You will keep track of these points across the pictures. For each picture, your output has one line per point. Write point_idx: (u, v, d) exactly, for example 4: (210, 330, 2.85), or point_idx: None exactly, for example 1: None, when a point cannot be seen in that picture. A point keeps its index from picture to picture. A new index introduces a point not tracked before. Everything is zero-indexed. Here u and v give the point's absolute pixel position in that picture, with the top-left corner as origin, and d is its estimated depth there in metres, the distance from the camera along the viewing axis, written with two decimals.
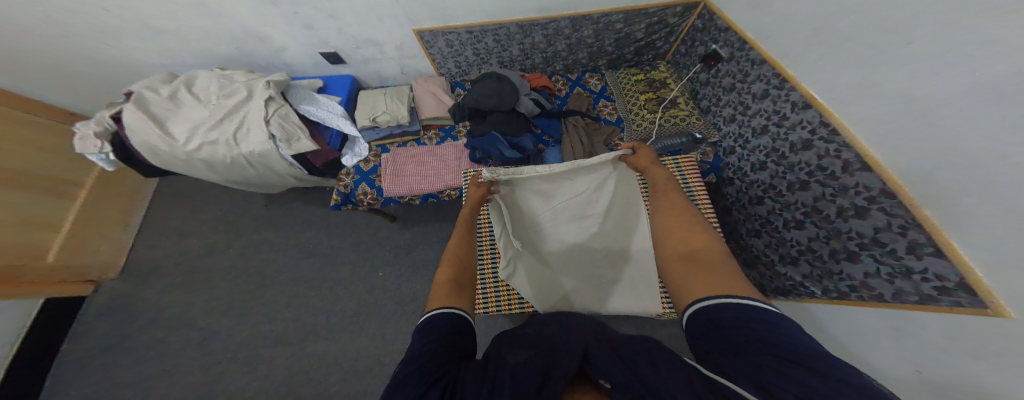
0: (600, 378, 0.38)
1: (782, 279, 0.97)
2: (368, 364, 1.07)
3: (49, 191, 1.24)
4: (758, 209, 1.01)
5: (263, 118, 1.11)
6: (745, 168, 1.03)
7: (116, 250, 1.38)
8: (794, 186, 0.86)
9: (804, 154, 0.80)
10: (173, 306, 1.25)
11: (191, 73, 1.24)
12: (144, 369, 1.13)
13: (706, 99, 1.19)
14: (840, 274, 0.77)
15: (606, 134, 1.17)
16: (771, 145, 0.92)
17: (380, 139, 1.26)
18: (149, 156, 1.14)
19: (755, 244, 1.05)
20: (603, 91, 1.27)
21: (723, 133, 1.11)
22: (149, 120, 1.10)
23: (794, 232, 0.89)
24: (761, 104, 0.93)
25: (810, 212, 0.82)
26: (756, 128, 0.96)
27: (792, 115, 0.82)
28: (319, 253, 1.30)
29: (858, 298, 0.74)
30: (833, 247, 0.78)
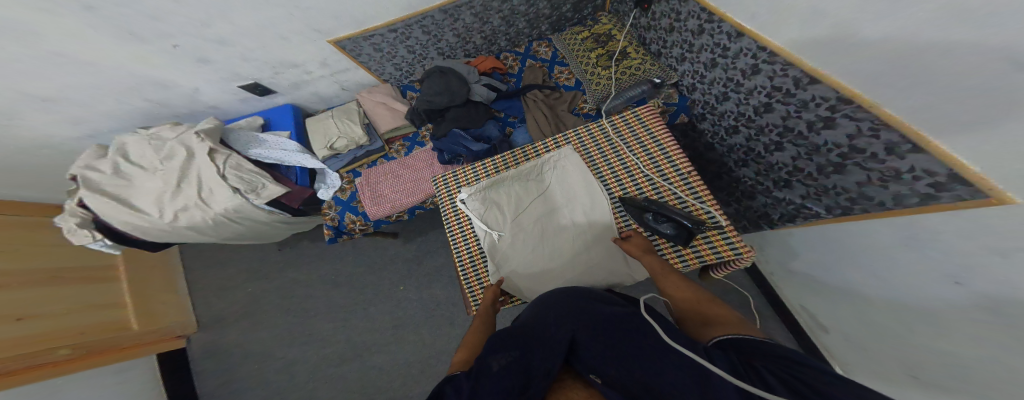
0: (590, 371, 0.43)
1: (783, 205, 0.81)
2: (418, 366, 1.24)
3: (100, 276, 1.39)
4: (736, 139, 0.86)
5: (218, 174, 1.01)
6: (711, 102, 0.89)
7: (180, 309, 1.59)
8: (759, 110, 0.74)
9: (755, 78, 0.71)
10: (250, 342, 1.48)
11: (116, 140, 1.12)
12: (256, 393, 1.40)
13: (654, 42, 1.04)
14: (832, 190, 0.66)
15: (568, 100, 1.01)
16: (723, 75, 0.80)
17: (345, 165, 1.15)
18: (141, 234, 1.11)
19: (746, 174, 0.89)
20: (555, 57, 1.08)
21: (681, 71, 0.96)
22: (112, 201, 1.04)
23: (778, 155, 0.76)
24: (700, 41, 0.84)
25: (784, 132, 0.70)
26: (705, 63, 0.85)
27: (731, 46, 0.74)
28: (342, 280, 1.41)
29: (860, 212, 0.62)
30: (818, 163, 0.66)
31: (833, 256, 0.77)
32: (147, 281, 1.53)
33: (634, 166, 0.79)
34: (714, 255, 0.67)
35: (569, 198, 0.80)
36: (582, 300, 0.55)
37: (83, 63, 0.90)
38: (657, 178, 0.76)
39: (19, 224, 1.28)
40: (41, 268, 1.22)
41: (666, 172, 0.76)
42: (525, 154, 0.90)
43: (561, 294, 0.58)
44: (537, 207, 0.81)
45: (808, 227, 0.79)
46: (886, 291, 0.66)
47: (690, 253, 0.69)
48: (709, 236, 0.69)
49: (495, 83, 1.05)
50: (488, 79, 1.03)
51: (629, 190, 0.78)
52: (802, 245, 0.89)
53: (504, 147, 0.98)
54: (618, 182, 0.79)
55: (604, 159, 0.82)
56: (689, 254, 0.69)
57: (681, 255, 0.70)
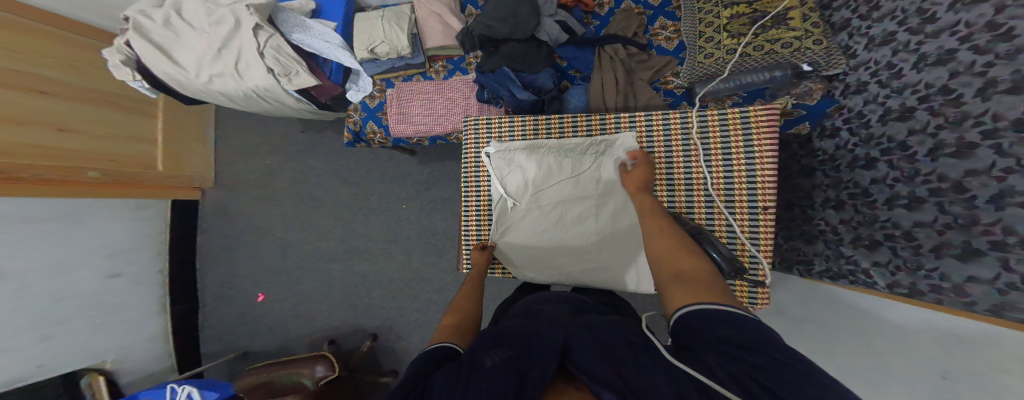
0: (581, 371, 0.38)
1: (841, 262, 0.75)
2: (396, 284, 1.29)
3: (132, 108, 1.45)
4: (862, 174, 0.71)
5: (257, 50, 0.99)
6: (873, 116, 0.70)
7: (205, 162, 1.68)
8: (945, 151, 0.54)
9: (995, 102, 0.47)
10: (257, 218, 1.58)
11: None
12: (250, 264, 1.57)
13: (844, 10, 0.78)
14: (926, 271, 0.56)
15: (660, 66, 0.94)
16: (941, 84, 0.55)
17: (381, 72, 1.10)
18: (177, 86, 1.15)
19: (827, 217, 0.80)
20: (664, 5, 0.98)
21: (857, 63, 0.74)
22: (156, 50, 1.05)
23: (898, 213, 0.62)
24: (965, 14, 0.52)
25: (945, 189, 0.54)
26: (928, 56, 0.58)
27: (1023, 34, 0.44)
28: (352, 181, 1.43)
29: (930, 301, 0.55)
30: (946, 240, 0.54)
31: (844, 321, 0.75)
32: (179, 126, 1.59)
33: (707, 179, 0.74)
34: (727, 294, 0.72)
35: (601, 190, 0.80)
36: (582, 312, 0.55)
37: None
38: (720, 202, 0.72)
39: (64, 42, 1.29)
40: (84, 90, 1.31)
41: (737, 199, 0.71)
42: (575, 123, 0.85)
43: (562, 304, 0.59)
44: (564, 186, 0.81)
45: (851, 291, 0.74)
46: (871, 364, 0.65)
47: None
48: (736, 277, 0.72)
49: (570, 24, 0.97)
50: (562, 16, 0.94)
51: (677, 204, 0.77)
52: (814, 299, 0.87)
53: (552, 107, 0.93)
54: (669, 191, 0.78)
55: (670, 161, 0.77)
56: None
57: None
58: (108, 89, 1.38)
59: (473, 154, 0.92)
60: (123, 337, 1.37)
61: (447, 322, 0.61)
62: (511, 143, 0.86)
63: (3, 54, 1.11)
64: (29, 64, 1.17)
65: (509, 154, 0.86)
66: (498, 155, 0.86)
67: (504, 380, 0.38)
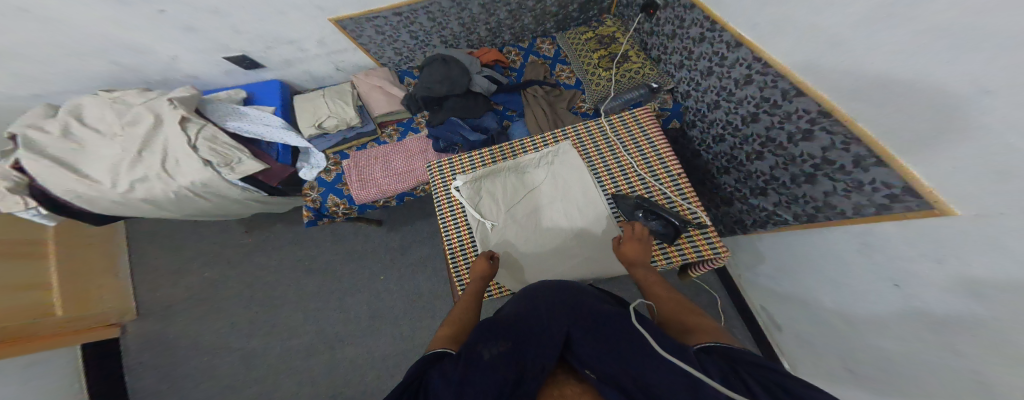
0: (584, 368, 0.47)
1: (758, 211, 0.94)
2: (394, 359, 1.19)
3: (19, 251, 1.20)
4: (721, 147, 0.97)
5: (187, 143, 0.93)
6: (702, 110, 0.98)
7: (120, 295, 1.40)
8: (746, 120, 0.84)
9: (748, 88, 0.79)
10: (202, 335, 1.34)
11: (74, 101, 1.01)
12: (194, 392, 1.26)
13: (656, 49, 1.11)
14: (802, 198, 0.77)
15: (568, 98, 1.07)
16: (715, 83, 0.89)
17: (333, 146, 1.10)
18: (85, 205, 0.99)
19: (727, 182, 1.02)
20: (558, 55, 1.13)
21: (677, 79, 1.05)
22: (55, 165, 0.92)
23: (757, 163, 0.86)
24: (699, 47, 0.91)
25: (766, 142, 0.80)
26: (700, 69, 0.93)
27: (729, 52, 0.81)
28: (317, 266, 1.33)
29: (824, 220, 0.73)
30: (792, 173, 0.77)
31: (803, 263, 0.86)
32: (84, 256, 1.35)
33: (632, 165, 0.88)
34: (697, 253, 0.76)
35: (564, 193, 0.87)
36: (576, 297, 0.60)
37: (49, 18, 0.82)
38: (650, 179, 0.85)
39: None
40: None
41: (660, 175, 0.86)
42: (523, 145, 0.97)
43: (557, 292, 0.63)
44: (530, 205, 0.87)
45: (778, 230, 0.92)
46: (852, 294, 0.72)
47: (675, 253, 0.77)
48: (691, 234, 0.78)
49: (497, 76, 1.07)
50: (488, 71, 1.04)
51: (623, 189, 0.86)
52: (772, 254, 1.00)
53: (501, 138, 1.02)
54: (613, 183, 0.87)
55: (601, 162, 0.90)
56: (674, 254, 0.78)
57: (665, 251, 0.78)
58: None
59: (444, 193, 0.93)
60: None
61: (445, 332, 0.64)
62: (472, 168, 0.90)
63: None
64: None
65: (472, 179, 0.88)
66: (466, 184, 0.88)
67: (504, 380, 0.44)
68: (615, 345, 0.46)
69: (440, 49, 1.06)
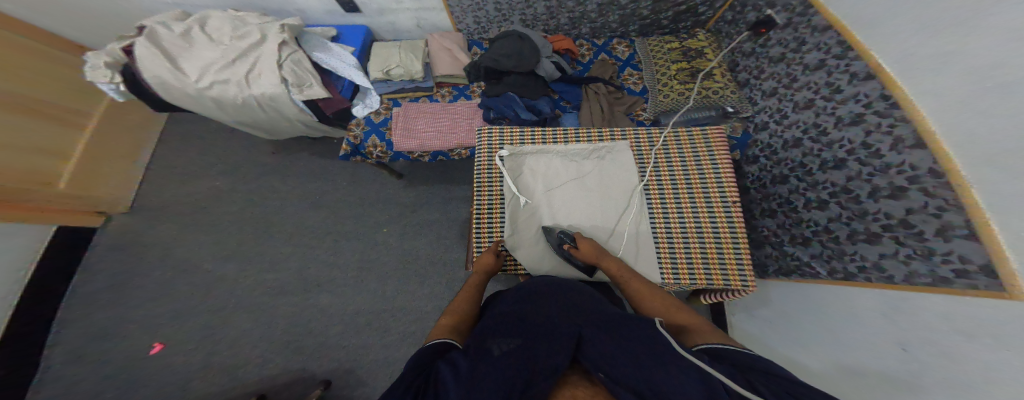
0: (596, 368, 0.45)
1: (788, 259, 0.92)
2: (366, 316, 1.12)
3: (66, 119, 1.28)
4: (780, 188, 0.95)
5: (276, 62, 1.04)
6: (776, 146, 0.97)
7: (127, 181, 1.41)
8: (829, 165, 0.79)
9: (851, 129, 0.73)
10: (180, 247, 1.30)
11: (202, 12, 1.15)
12: (153, 304, 1.22)
13: (745, 71, 1.11)
14: (850, 256, 0.74)
15: (628, 104, 1.18)
16: (813, 120, 0.84)
17: (390, 92, 1.19)
18: (161, 92, 1.08)
19: (765, 224, 1.00)
20: (630, 59, 1.25)
21: (758, 108, 1.05)
22: (160, 54, 1.03)
23: (815, 213, 0.83)
24: (812, 76, 0.84)
25: (838, 192, 0.76)
26: (800, 102, 0.88)
27: (848, 87, 0.73)
28: (324, 204, 1.31)
29: (863, 280, 0.71)
30: (853, 229, 0.74)
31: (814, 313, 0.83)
32: (113, 140, 1.41)
33: (688, 184, 0.95)
34: (724, 282, 0.85)
35: (604, 188, 0.95)
36: (585, 303, 0.61)
37: None
38: (702, 204, 0.92)
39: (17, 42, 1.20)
40: (13, 96, 1.14)
41: (714, 198, 0.92)
42: (578, 135, 1.03)
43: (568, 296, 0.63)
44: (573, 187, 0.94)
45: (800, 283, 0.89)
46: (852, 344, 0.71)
47: (702, 275, 0.87)
48: (725, 260, 0.87)
49: (562, 65, 1.20)
50: (557, 59, 1.17)
51: (666, 198, 0.94)
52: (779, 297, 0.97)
53: (552, 123, 1.13)
54: (660, 194, 0.94)
55: (655, 170, 0.97)
56: (700, 275, 0.87)
57: (693, 269, 0.88)
58: (51, 97, 1.25)
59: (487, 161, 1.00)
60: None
61: (445, 322, 0.64)
62: (517, 144, 1.00)
63: None
64: None
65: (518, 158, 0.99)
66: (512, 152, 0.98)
67: (514, 375, 0.43)
68: (628, 349, 0.46)
69: (518, 27, 1.18)
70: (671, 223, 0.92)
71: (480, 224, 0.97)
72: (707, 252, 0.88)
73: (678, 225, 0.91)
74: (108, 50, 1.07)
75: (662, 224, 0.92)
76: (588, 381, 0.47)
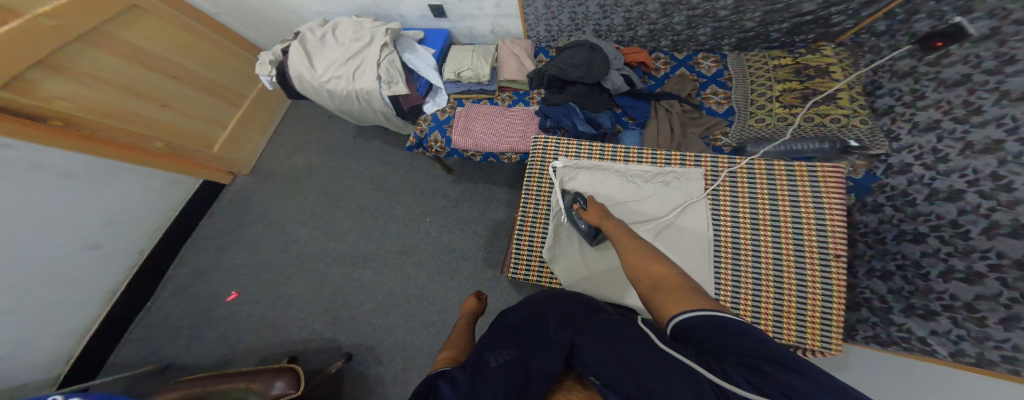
0: (586, 371, 0.39)
1: (888, 329, 0.69)
2: (395, 298, 1.18)
3: (230, 98, 1.69)
4: (911, 248, 0.70)
5: (377, 61, 1.21)
6: (916, 200, 0.72)
7: (252, 154, 1.78)
8: (1002, 230, 0.55)
9: None
10: (273, 208, 1.56)
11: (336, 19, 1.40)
12: (244, 250, 1.49)
13: (890, 96, 0.87)
14: (995, 342, 0.53)
15: (708, 126, 1.05)
16: (992, 170, 0.59)
17: (458, 92, 1.27)
18: (296, 82, 1.34)
19: (872, 286, 0.75)
20: (717, 75, 1.13)
21: (897, 147, 0.81)
22: (303, 53, 1.31)
23: (956, 285, 0.60)
24: (1011, 109, 0.59)
25: (1006, 265, 0.54)
26: (976, 143, 0.63)
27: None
28: (383, 187, 1.44)
29: (1005, 372, 0.51)
30: (1013, 312, 0.52)
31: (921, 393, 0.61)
32: (254, 117, 1.79)
33: (775, 223, 0.79)
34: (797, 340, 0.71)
35: (663, 215, 0.86)
36: (587, 310, 0.53)
37: None
38: (789, 250, 0.76)
39: (219, 44, 1.64)
40: (202, 78, 1.56)
41: (807, 242, 0.75)
42: (641, 154, 0.95)
43: (578, 303, 0.55)
44: (627, 210, 0.88)
45: (901, 357, 0.67)
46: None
47: (768, 324, 0.74)
48: (807, 317, 0.71)
49: (632, 78, 1.13)
50: (627, 71, 1.11)
51: (742, 237, 0.81)
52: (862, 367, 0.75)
53: (610, 140, 1.06)
54: (733, 228, 0.82)
55: (733, 204, 0.83)
56: (765, 322, 0.74)
57: (758, 314, 0.75)
58: (226, 82, 1.67)
59: (539, 169, 1.00)
60: (49, 315, 1.20)
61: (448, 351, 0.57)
62: (574, 157, 0.98)
63: (165, 46, 1.42)
64: (178, 55, 1.46)
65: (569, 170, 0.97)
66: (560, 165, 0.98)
67: (514, 386, 0.38)
68: (622, 353, 0.39)
69: (590, 37, 1.17)
70: (742, 261, 0.79)
71: (524, 229, 0.96)
72: (783, 301, 0.74)
73: (750, 265, 0.78)
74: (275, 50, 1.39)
75: (730, 264, 0.79)
76: (584, 386, 0.42)
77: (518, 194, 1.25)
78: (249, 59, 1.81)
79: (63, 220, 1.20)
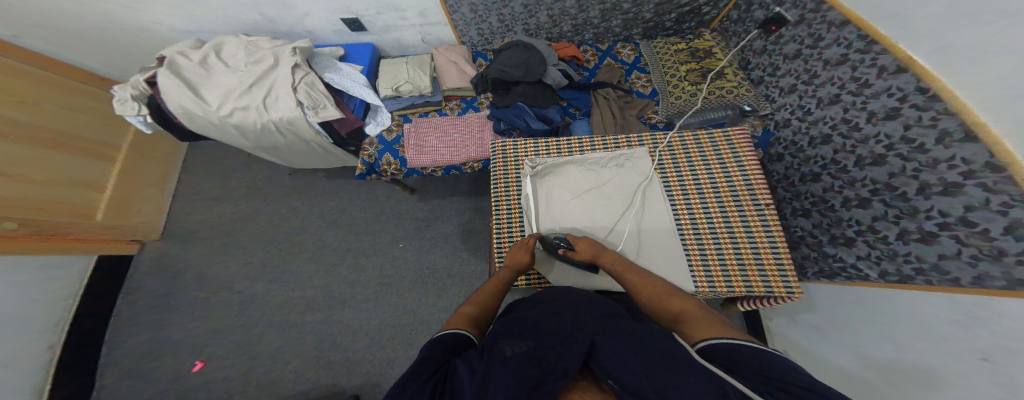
0: (608, 377, 0.45)
1: (829, 261, 0.89)
2: (390, 331, 1.17)
3: (98, 152, 1.36)
4: (813, 186, 0.91)
5: (292, 85, 1.06)
6: (800, 145, 0.94)
7: (156, 213, 1.49)
8: (866, 161, 0.75)
9: (887, 124, 0.69)
10: (213, 268, 1.36)
11: (217, 39, 1.17)
12: (190, 325, 1.29)
13: (759, 69, 1.08)
14: (904, 256, 0.70)
15: (640, 107, 1.16)
16: (841, 116, 0.80)
17: (401, 108, 1.20)
18: (185, 121, 1.11)
19: (801, 225, 0.97)
20: (637, 62, 1.23)
21: (778, 106, 1.01)
22: (184, 85, 1.07)
23: (856, 211, 0.80)
24: (835, 71, 0.81)
25: (881, 189, 0.72)
26: (824, 98, 0.85)
27: (877, 82, 0.70)
28: (343, 221, 1.35)
29: (922, 283, 0.67)
30: (903, 228, 0.70)
31: (867, 316, 0.80)
32: (142, 169, 1.49)
33: (714, 187, 0.93)
34: (766, 289, 0.82)
35: (626, 196, 0.96)
36: (599, 310, 0.58)
37: None
38: (731, 207, 0.90)
39: (49, 82, 1.29)
40: (39, 129, 1.20)
41: (744, 201, 0.90)
42: (593, 144, 1.03)
43: (591, 303, 0.61)
44: (595, 198, 0.97)
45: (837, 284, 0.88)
46: (917, 342, 0.67)
47: (741, 284, 0.83)
48: (764, 262, 0.84)
49: (570, 72, 1.18)
50: (564, 66, 1.15)
51: (694, 203, 0.93)
52: (824, 305, 0.94)
53: (564, 132, 1.12)
54: (685, 199, 0.94)
55: (679, 175, 0.96)
56: (738, 281, 0.84)
57: (729, 276, 0.85)
58: (84, 132, 1.34)
59: (505, 177, 1.02)
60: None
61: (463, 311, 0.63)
62: (540, 156, 1.02)
63: None
64: None
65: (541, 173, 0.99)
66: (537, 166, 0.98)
67: (531, 378, 0.41)
68: (643, 352, 0.45)
69: (522, 36, 1.18)
70: (701, 229, 0.90)
71: (501, 239, 0.98)
72: (742, 256, 0.86)
73: (708, 232, 0.90)
74: (133, 82, 1.11)
75: (691, 229, 0.91)
76: (597, 388, 0.46)
77: (489, 198, 1.29)
78: (102, 95, 1.47)
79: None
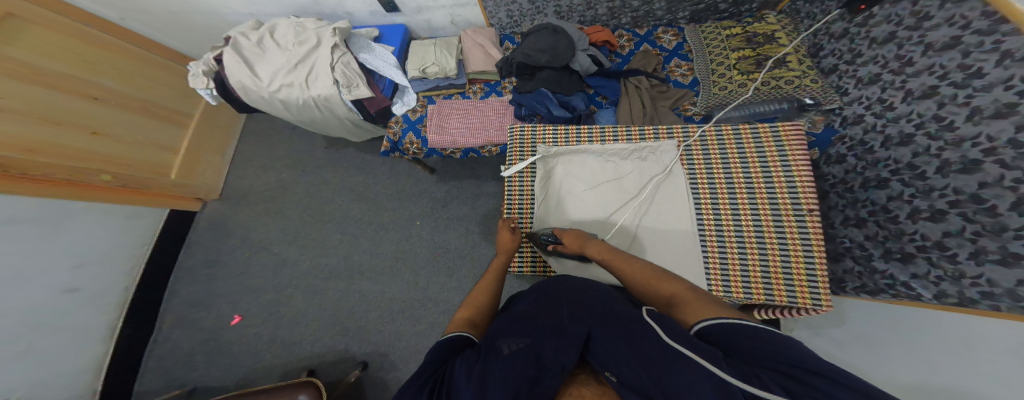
0: (605, 369, 0.42)
1: (875, 277, 0.78)
2: (401, 304, 1.23)
3: (173, 119, 1.55)
4: (877, 194, 0.78)
5: (330, 63, 1.12)
6: (874, 146, 0.80)
7: (216, 176, 1.69)
8: (953, 168, 0.62)
9: (993, 123, 0.56)
10: (256, 230, 1.52)
11: (272, 21, 1.27)
12: (234, 280, 1.46)
13: (832, 56, 0.94)
14: (971, 278, 0.60)
15: (675, 98, 1.07)
16: (933, 113, 0.66)
17: (427, 90, 1.23)
18: (242, 95, 1.23)
19: (850, 235, 0.85)
20: (677, 48, 1.15)
21: (848, 100, 0.88)
22: (242, 62, 1.18)
23: (924, 225, 0.67)
24: (936, 58, 0.66)
25: (963, 201, 0.60)
26: (914, 90, 0.71)
27: (993, 71, 0.56)
28: (368, 196, 1.42)
29: (988, 308, 0.57)
30: (980, 247, 0.58)
31: (904, 337, 0.72)
32: (206, 136, 1.67)
33: (749, 187, 0.84)
34: (788, 299, 0.76)
35: (645, 191, 0.90)
36: (601, 299, 0.55)
37: None
38: (765, 209, 0.81)
39: (142, 61, 1.48)
40: (128, 98, 1.39)
41: (782, 205, 0.80)
42: (616, 134, 0.97)
43: (590, 291, 0.58)
44: (613, 189, 0.92)
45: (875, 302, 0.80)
46: (957, 372, 0.59)
47: (760, 289, 0.78)
48: (792, 270, 0.77)
49: (600, 58, 1.13)
50: (593, 51, 1.10)
51: (722, 201, 0.86)
52: (859, 321, 0.84)
53: (587, 120, 1.07)
54: (712, 196, 0.86)
55: (710, 172, 0.88)
56: (758, 287, 0.79)
57: (749, 279, 0.79)
58: (162, 101, 1.52)
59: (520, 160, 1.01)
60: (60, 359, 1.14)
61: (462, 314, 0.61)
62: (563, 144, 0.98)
63: (78, 65, 1.25)
64: (96, 74, 1.30)
65: (552, 161, 0.98)
66: (554, 149, 0.96)
67: (526, 379, 0.40)
68: (641, 350, 0.42)
69: (552, 18, 1.14)
70: (725, 229, 0.84)
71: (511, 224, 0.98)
72: (768, 262, 0.79)
73: (732, 233, 0.83)
74: (204, 59, 1.24)
75: (713, 229, 0.84)
76: (597, 381, 0.44)
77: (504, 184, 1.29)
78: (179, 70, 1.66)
79: (29, 266, 1.09)
